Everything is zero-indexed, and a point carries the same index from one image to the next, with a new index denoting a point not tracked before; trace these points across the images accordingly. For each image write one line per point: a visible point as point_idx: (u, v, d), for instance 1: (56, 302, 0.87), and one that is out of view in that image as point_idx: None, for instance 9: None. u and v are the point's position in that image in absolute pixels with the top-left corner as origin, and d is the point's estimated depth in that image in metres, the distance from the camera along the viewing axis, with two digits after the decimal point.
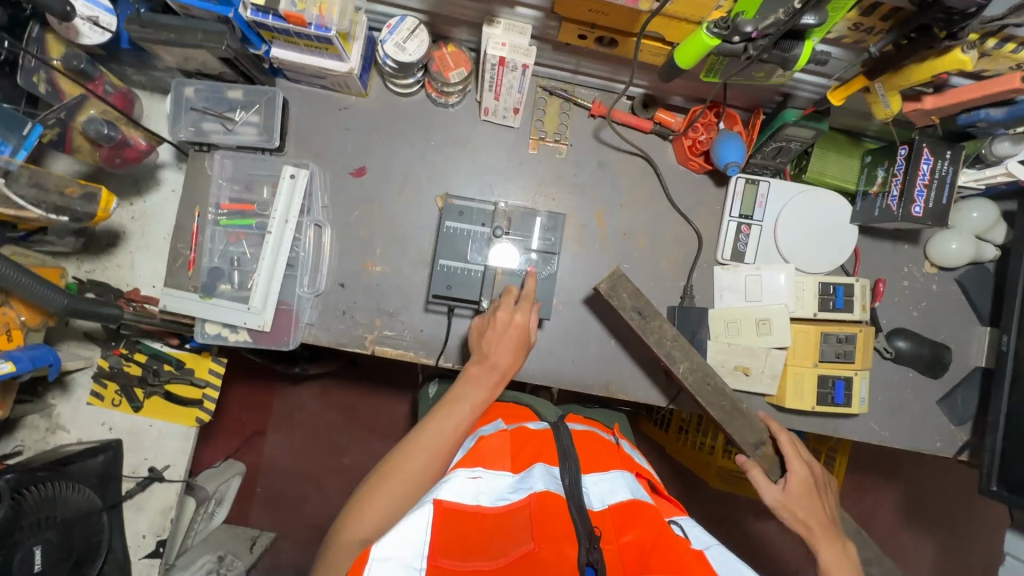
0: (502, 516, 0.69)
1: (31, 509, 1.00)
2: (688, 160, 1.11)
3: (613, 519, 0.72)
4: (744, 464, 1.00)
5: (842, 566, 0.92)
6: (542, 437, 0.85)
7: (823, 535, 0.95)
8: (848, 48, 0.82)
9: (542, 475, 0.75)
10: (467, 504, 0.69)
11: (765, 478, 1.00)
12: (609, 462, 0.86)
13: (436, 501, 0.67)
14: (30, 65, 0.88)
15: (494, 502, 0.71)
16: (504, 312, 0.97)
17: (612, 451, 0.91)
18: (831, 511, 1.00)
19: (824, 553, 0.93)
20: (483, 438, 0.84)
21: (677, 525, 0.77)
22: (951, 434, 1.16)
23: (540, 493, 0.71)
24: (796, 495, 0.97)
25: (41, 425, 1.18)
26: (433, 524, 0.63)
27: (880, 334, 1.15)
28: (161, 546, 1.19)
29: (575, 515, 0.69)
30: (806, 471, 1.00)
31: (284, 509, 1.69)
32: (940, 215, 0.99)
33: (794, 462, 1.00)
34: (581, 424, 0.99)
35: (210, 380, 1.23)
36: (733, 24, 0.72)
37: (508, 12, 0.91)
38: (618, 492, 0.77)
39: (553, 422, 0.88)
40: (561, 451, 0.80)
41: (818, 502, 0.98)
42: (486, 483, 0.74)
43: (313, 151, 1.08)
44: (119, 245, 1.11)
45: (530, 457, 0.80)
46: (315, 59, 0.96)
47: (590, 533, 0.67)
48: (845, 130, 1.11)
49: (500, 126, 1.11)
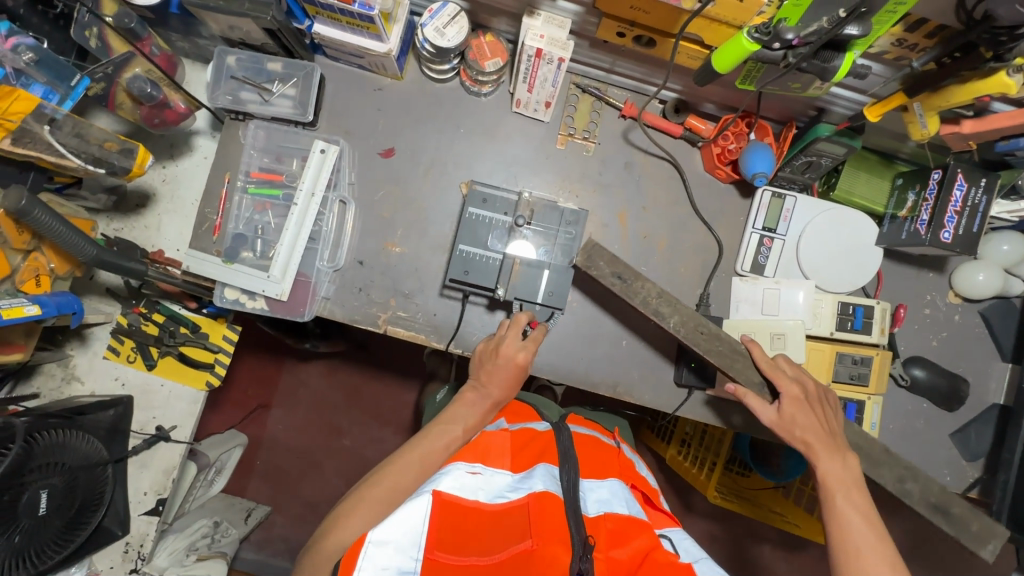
0: (499, 515, 0.74)
1: (42, 454, 1.01)
2: (716, 168, 1.10)
3: (606, 530, 0.77)
4: (736, 392, 0.94)
5: (847, 477, 0.87)
6: (545, 439, 0.89)
7: (824, 448, 0.89)
8: (889, 65, 0.80)
9: (543, 475, 0.79)
10: (466, 498, 0.75)
11: (760, 400, 0.94)
12: (608, 467, 0.90)
13: (436, 493, 0.74)
14: (85, 20, 0.91)
15: (493, 499, 0.76)
16: (508, 347, 0.95)
17: (612, 455, 0.96)
18: (835, 417, 0.95)
19: (825, 465, 0.88)
20: (486, 433, 0.87)
21: (667, 540, 0.82)
22: (962, 469, 1.13)
23: (539, 494, 0.75)
24: (793, 414, 0.92)
25: (57, 374, 1.20)
26: (431, 517, 0.72)
27: (897, 360, 1.13)
28: (160, 505, 1.21)
29: (572, 520, 0.74)
30: (796, 385, 0.94)
31: (281, 483, 1.71)
32: (970, 243, 0.98)
33: (782, 379, 0.94)
34: (583, 427, 1.02)
35: (223, 346, 1.26)
36: (774, 30, 0.72)
37: (549, 4, 0.91)
38: (614, 504, 0.81)
39: (557, 424, 0.92)
40: (561, 453, 0.84)
41: (819, 414, 0.93)
42: (486, 479, 0.79)
43: (344, 129, 1.09)
44: (148, 206, 1.13)
45: (531, 457, 0.84)
46: (356, 37, 0.98)
47: (585, 541, 0.71)
48: (877, 151, 1.10)
49: (531, 120, 1.11)
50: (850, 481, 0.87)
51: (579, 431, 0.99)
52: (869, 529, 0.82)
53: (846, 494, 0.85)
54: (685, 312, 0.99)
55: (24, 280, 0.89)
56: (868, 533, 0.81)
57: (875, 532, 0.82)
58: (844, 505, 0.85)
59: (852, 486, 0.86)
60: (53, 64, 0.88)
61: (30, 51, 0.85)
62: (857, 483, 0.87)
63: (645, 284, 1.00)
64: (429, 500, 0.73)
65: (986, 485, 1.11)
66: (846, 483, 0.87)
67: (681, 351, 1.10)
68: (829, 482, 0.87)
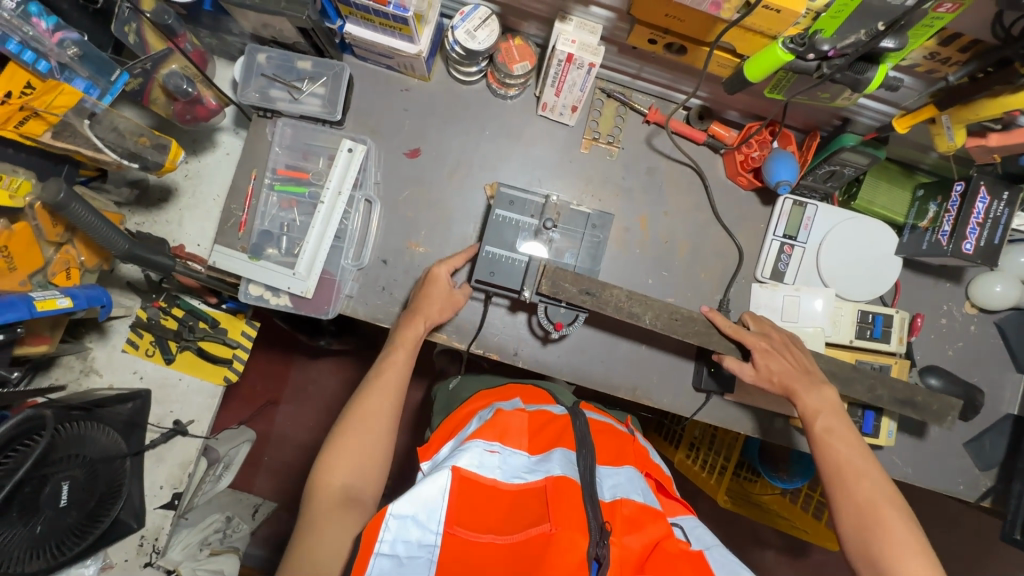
0: (515, 495, 0.71)
1: (64, 445, 1.02)
2: (738, 175, 1.12)
3: (623, 515, 0.71)
4: (713, 357, 1.00)
5: (831, 411, 0.93)
6: (562, 423, 0.85)
7: (804, 387, 0.95)
8: (919, 77, 0.81)
9: (561, 460, 0.75)
10: (484, 477, 0.72)
11: (735, 360, 1.00)
12: (624, 455, 0.86)
13: (454, 469, 0.70)
14: (125, 15, 0.91)
15: (510, 479, 0.73)
16: (442, 268, 1.00)
17: (627, 443, 0.91)
18: (810, 357, 0.99)
19: (805, 399, 0.94)
20: (503, 412, 0.83)
21: (679, 528, 0.76)
22: (975, 477, 1.14)
23: (557, 477, 0.71)
24: (768, 365, 0.97)
25: (76, 366, 1.20)
26: (450, 494, 0.68)
27: (913, 368, 1.14)
28: (175, 499, 1.21)
29: (590, 505, 0.69)
30: (761, 338, 0.99)
31: (289, 479, 1.71)
32: (990, 255, 0.99)
33: (748, 337, 0.98)
34: (598, 413, 0.99)
35: (242, 342, 1.27)
36: (810, 41, 0.73)
37: (582, 10, 0.92)
38: (631, 491, 0.76)
39: (573, 408, 0.88)
40: (578, 437, 0.80)
41: (791, 357, 0.97)
42: (504, 458, 0.75)
43: (371, 128, 1.10)
44: (172, 200, 1.14)
45: (550, 440, 0.81)
46: (387, 38, 0.99)
47: (601, 528, 0.67)
48: (899, 161, 1.11)
49: (555, 123, 1.12)
50: (827, 410, 0.92)
51: (594, 418, 0.95)
52: (849, 450, 0.88)
53: (827, 423, 0.91)
54: (655, 307, 1.00)
55: (56, 272, 0.90)
56: (849, 454, 0.88)
57: (855, 447, 0.89)
58: (827, 437, 0.90)
59: (832, 414, 0.92)
60: (96, 59, 0.87)
61: (74, 46, 0.83)
62: (835, 409, 0.93)
63: (614, 291, 0.98)
64: (448, 476, 0.69)
65: (999, 494, 1.12)
66: (825, 410, 0.92)
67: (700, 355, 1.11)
68: (811, 414, 0.93)
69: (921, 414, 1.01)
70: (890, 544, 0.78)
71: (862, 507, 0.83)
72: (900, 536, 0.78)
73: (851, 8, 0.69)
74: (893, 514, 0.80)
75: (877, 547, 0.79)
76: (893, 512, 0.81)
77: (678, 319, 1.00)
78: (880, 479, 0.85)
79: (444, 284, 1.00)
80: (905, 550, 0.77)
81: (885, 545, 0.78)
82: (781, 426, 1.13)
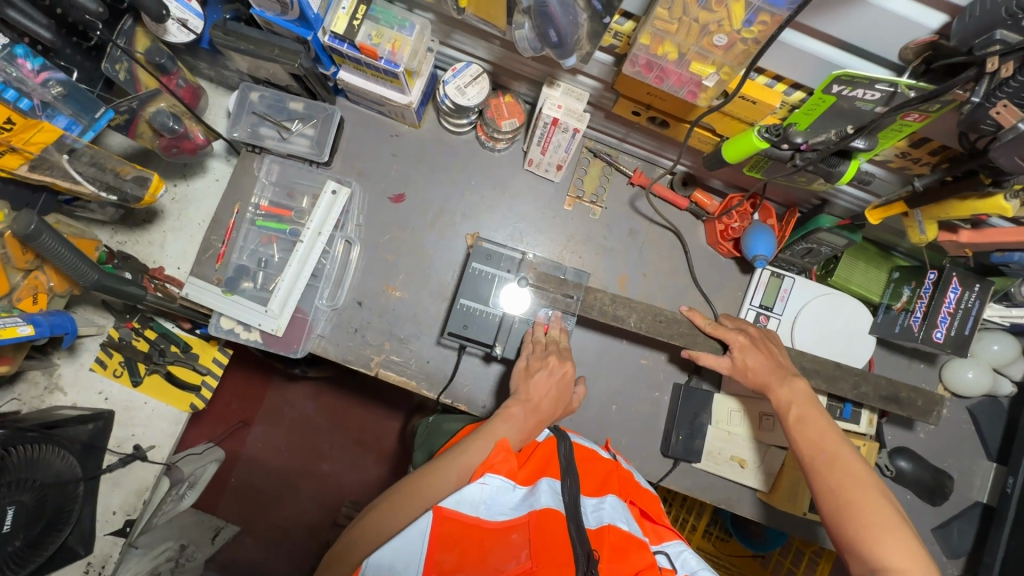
0: (501, 535, 0.66)
1: (14, 468, 0.96)
2: (719, 244, 1.12)
3: (609, 543, 0.67)
4: (691, 356, 1.00)
5: (801, 400, 0.88)
6: (547, 449, 0.80)
7: (776, 381, 0.92)
8: (892, 172, 0.85)
9: (547, 491, 0.70)
10: (467, 514, 0.66)
11: (713, 355, 0.99)
12: (607, 481, 0.79)
13: (437, 508, 0.66)
14: (116, 54, 0.94)
15: (494, 515, 0.67)
16: (537, 358, 0.95)
17: (612, 468, 0.84)
18: (786, 353, 0.98)
19: (777, 392, 0.90)
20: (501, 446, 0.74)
21: (663, 554, 0.72)
22: (943, 565, 1.12)
23: (540, 511, 0.67)
24: (744, 359, 0.96)
25: (41, 382, 1.11)
26: (431, 538, 0.63)
27: (883, 451, 1.10)
28: (128, 526, 1.12)
29: (575, 535, 0.65)
30: (740, 333, 0.99)
31: (255, 504, 1.61)
32: (961, 344, 0.99)
33: (726, 333, 0.99)
34: (583, 437, 0.91)
35: (212, 369, 1.20)
36: (784, 133, 0.74)
37: (569, 78, 0.94)
38: (616, 516, 0.71)
39: (558, 431, 0.83)
40: (562, 465, 0.75)
41: (767, 351, 0.97)
42: (491, 490, 0.69)
43: (357, 170, 1.12)
44: (154, 224, 1.12)
45: (536, 470, 0.76)
46: (378, 87, 1.00)
47: (589, 556, 0.63)
48: (876, 243, 1.13)
49: (541, 178, 1.13)
50: (801, 400, 0.88)
51: (576, 441, 0.87)
52: (821, 437, 0.83)
53: (801, 411, 0.87)
54: (640, 309, 1.02)
55: (22, 297, 0.92)
56: (821, 440, 0.82)
57: (829, 433, 0.83)
58: (800, 425, 0.85)
59: (806, 402, 0.88)
60: (80, 97, 0.88)
61: (58, 85, 0.85)
62: (809, 399, 0.88)
63: None
64: (429, 517, 0.65)
65: None
66: (798, 400, 0.88)
67: (672, 417, 1.10)
68: (784, 406, 0.89)
69: (905, 410, 1.02)
70: (866, 525, 0.72)
71: (832, 493, 0.76)
72: (875, 516, 0.72)
73: (823, 108, 0.68)
74: (865, 498, 0.74)
75: (855, 533, 0.72)
76: (865, 495, 0.74)
77: (665, 322, 1.02)
78: (856, 464, 0.78)
79: (545, 378, 0.91)
80: (883, 528, 0.71)
81: (864, 527, 0.72)
82: (748, 499, 1.10)
